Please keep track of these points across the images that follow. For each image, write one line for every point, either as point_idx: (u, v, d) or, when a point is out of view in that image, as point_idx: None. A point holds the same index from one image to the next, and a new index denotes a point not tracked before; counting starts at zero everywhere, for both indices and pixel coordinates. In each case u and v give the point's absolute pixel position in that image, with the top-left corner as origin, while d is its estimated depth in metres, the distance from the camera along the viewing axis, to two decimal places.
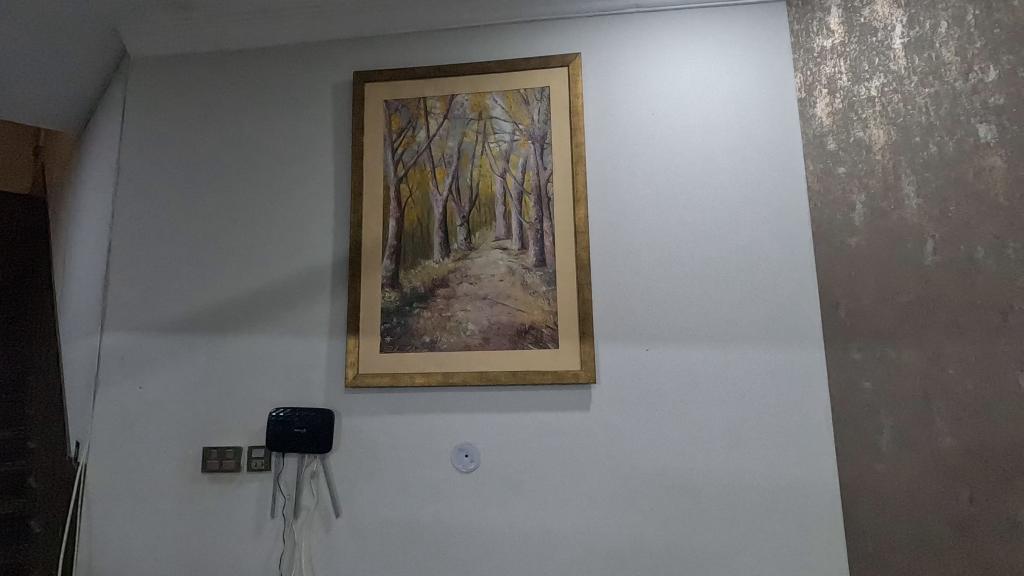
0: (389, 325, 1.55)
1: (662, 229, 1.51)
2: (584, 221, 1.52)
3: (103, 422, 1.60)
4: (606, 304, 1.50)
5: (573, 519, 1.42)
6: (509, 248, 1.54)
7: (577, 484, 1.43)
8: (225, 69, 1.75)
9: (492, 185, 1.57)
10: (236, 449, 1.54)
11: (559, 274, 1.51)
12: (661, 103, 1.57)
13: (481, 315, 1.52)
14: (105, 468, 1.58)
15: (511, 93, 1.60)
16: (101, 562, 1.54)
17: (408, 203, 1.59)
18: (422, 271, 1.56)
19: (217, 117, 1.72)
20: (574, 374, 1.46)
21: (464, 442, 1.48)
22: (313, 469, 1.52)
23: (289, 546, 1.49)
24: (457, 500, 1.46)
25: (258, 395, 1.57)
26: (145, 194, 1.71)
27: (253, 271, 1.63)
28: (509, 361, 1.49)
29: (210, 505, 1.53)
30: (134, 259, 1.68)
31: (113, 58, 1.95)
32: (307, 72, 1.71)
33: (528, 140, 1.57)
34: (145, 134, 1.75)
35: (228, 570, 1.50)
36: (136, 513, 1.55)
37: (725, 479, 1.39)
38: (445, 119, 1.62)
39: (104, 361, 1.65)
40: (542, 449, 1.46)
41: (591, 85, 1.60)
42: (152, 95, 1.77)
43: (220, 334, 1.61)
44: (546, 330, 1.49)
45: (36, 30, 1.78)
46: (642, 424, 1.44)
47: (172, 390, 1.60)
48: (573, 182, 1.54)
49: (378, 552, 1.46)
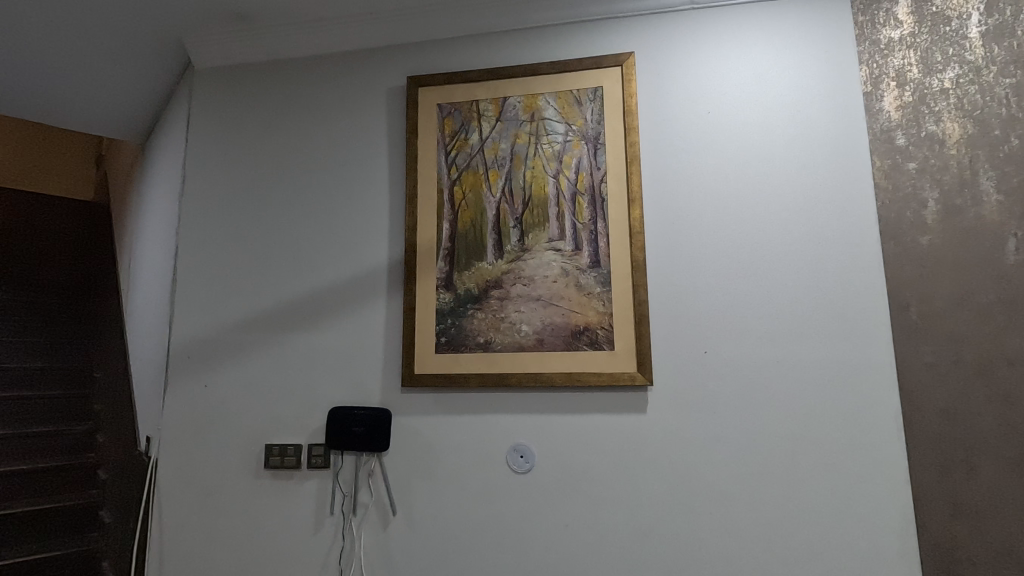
0: (444, 326, 1.56)
1: (721, 229, 1.48)
2: (639, 221, 1.50)
3: (173, 419, 1.68)
4: (662, 305, 1.48)
5: (630, 522, 1.40)
6: (562, 250, 1.54)
7: (633, 487, 1.42)
8: (284, 77, 1.80)
9: (545, 186, 1.57)
10: (297, 446, 1.59)
11: (614, 275, 1.50)
12: (719, 101, 1.54)
13: (535, 316, 1.53)
14: (174, 462, 1.66)
15: (564, 93, 1.60)
16: (171, 552, 1.61)
17: (461, 205, 1.61)
18: (476, 272, 1.58)
19: (276, 124, 1.78)
20: (629, 376, 1.44)
21: (519, 442, 1.49)
22: (370, 468, 1.55)
23: (348, 542, 1.52)
24: (512, 500, 1.46)
25: (317, 394, 1.61)
26: (209, 199, 1.78)
27: (310, 272, 1.68)
28: (564, 363, 1.48)
29: (272, 500, 1.58)
30: (200, 261, 1.75)
31: (178, 69, 2.03)
32: (361, 78, 1.75)
33: (582, 141, 1.57)
34: (209, 141, 1.81)
35: (288, 562, 1.55)
36: (203, 507, 1.62)
37: (788, 486, 1.35)
38: (498, 122, 1.63)
39: (173, 360, 1.72)
40: (598, 451, 1.45)
41: (644, 85, 1.58)
42: (216, 103, 1.84)
43: (280, 335, 1.66)
44: (601, 332, 1.48)
45: (109, 44, 1.87)
46: (702, 427, 1.41)
47: (235, 388, 1.66)
48: (628, 182, 1.52)
49: (434, 551, 1.48)
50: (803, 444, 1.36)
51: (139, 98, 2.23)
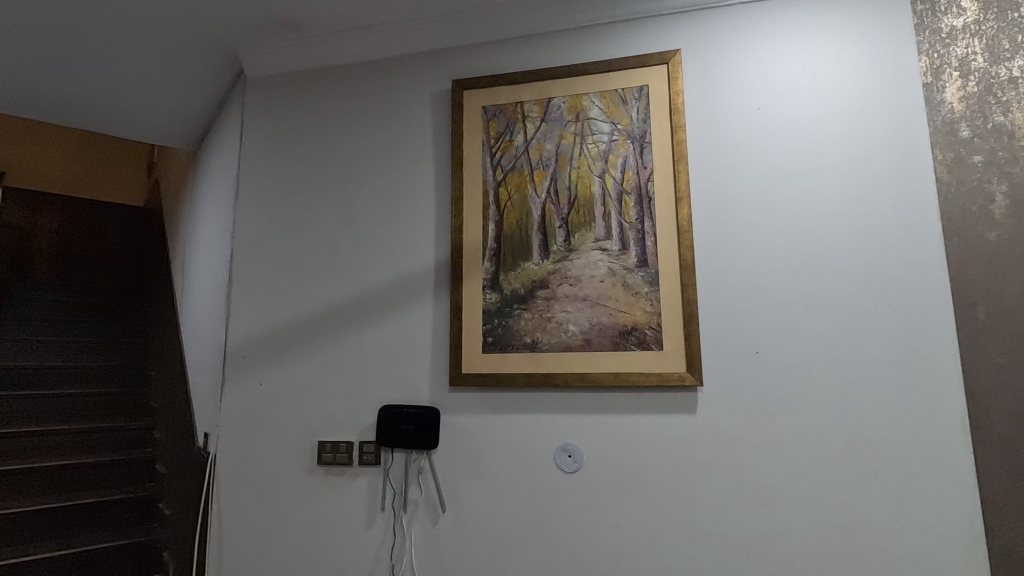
0: (491, 326, 1.58)
1: (773, 226, 1.45)
2: (688, 219, 1.49)
3: (231, 415, 1.75)
4: (712, 304, 1.46)
5: (682, 524, 1.39)
6: (609, 249, 1.54)
7: (684, 488, 1.40)
8: (332, 85, 1.85)
9: (591, 186, 1.57)
10: (348, 443, 1.63)
11: (662, 274, 1.49)
12: (769, 96, 1.51)
13: (581, 316, 1.53)
14: (232, 456, 1.72)
15: (609, 93, 1.60)
16: (230, 544, 1.67)
17: (507, 206, 1.62)
18: (522, 273, 1.59)
19: (325, 130, 1.83)
20: (679, 376, 1.43)
21: (567, 442, 1.49)
22: (419, 465, 1.58)
23: (399, 538, 1.56)
24: (560, 500, 1.47)
25: (367, 393, 1.65)
26: (262, 204, 1.84)
27: (359, 273, 1.72)
28: (612, 363, 1.48)
29: (325, 495, 1.63)
30: (254, 264, 1.81)
31: (230, 78, 2.12)
32: (407, 83, 1.78)
33: (628, 140, 1.56)
34: (262, 147, 1.88)
35: (341, 556, 1.59)
36: (260, 501, 1.67)
37: (847, 489, 1.32)
38: (543, 123, 1.63)
39: (230, 359, 1.79)
40: (648, 451, 1.44)
41: (691, 82, 1.57)
42: (268, 111, 1.90)
43: (330, 335, 1.71)
44: (650, 332, 1.47)
45: (168, 56, 1.96)
46: (755, 429, 1.39)
47: (288, 387, 1.72)
48: (676, 180, 1.51)
49: (484, 548, 1.49)
50: (862, 446, 1.33)
51: (192, 107, 2.32)
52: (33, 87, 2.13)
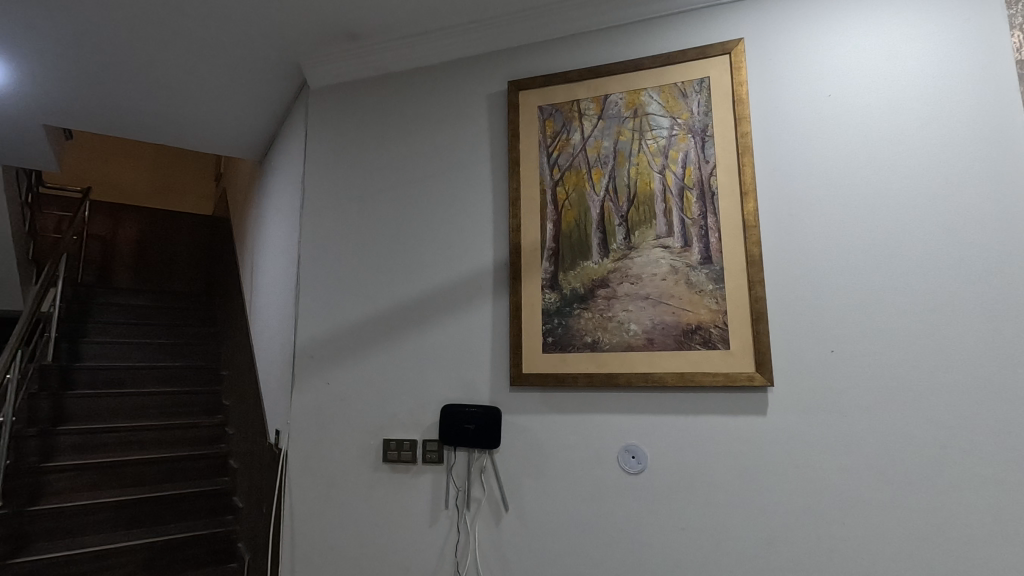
0: (550, 326, 1.58)
1: (847, 220, 1.39)
2: (753, 214, 1.44)
3: (300, 413, 1.82)
4: (782, 301, 1.41)
5: (753, 528, 1.35)
6: (671, 247, 1.50)
7: (754, 491, 1.36)
8: (391, 92, 1.90)
9: (651, 182, 1.54)
10: (411, 442, 1.66)
11: (727, 272, 1.45)
12: (840, 83, 1.44)
13: (643, 315, 1.50)
14: (302, 452, 1.80)
15: (667, 87, 1.56)
16: (302, 536, 1.74)
17: (565, 205, 1.62)
18: (581, 273, 1.58)
19: (384, 136, 1.88)
20: (748, 376, 1.38)
21: (630, 442, 1.47)
22: (481, 464, 1.60)
23: (463, 535, 1.58)
24: (624, 501, 1.45)
25: (429, 392, 1.68)
26: (326, 209, 1.91)
27: (419, 275, 1.75)
28: (676, 362, 1.45)
29: (390, 492, 1.67)
30: (319, 268, 1.89)
31: (293, 89, 2.21)
32: (463, 87, 1.81)
33: (688, 134, 1.53)
34: (325, 155, 1.95)
35: (407, 552, 1.62)
36: (329, 496, 1.74)
37: (934, 496, 1.24)
38: (600, 120, 1.62)
39: (299, 360, 1.87)
40: (716, 453, 1.40)
41: (754, 73, 1.52)
42: (330, 120, 1.97)
43: (393, 336, 1.75)
44: (715, 331, 1.43)
45: (237, 71, 2.06)
46: (831, 431, 1.32)
47: (353, 386, 1.77)
48: (740, 174, 1.46)
49: (546, 548, 1.50)
50: (951, 452, 1.24)
51: (258, 119, 2.44)
52: (116, 105, 2.28)
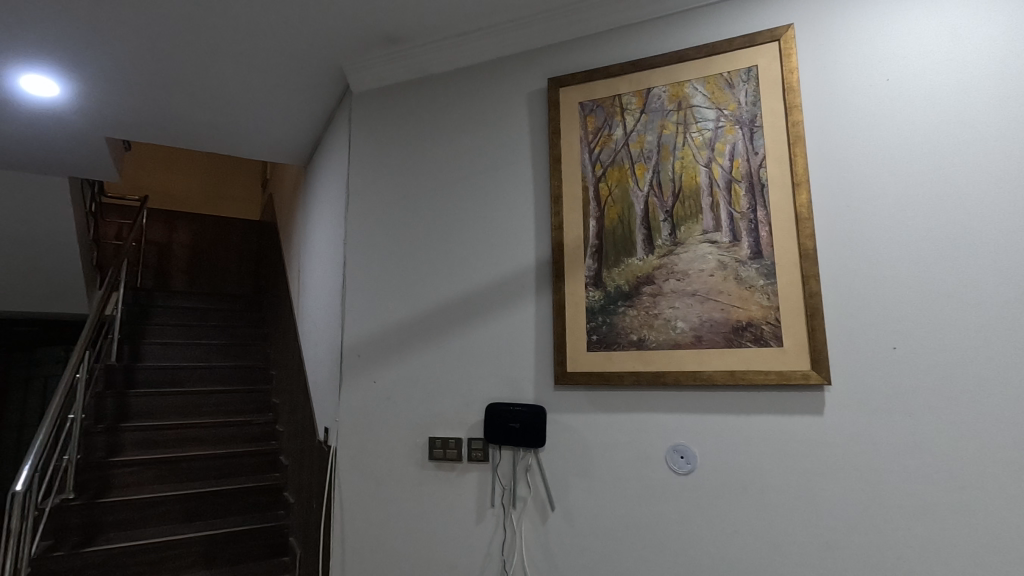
0: (595, 324, 1.56)
1: (908, 209, 1.31)
2: (806, 205, 1.39)
3: (349, 412, 1.87)
4: (839, 296, 1.35)
5: (811, 532, 1.30)
6: (719, 242, 1.46)
7: (812, 494, 1.31)
8: (431, 94, 1.92)
9: (697, 176, 1.51)
10: (457, 440, 1.68)
11: (780, 266, 1.40)
12: (899, 66, 1.37)
13: (690, 312, 1.47)
14: (351, 449, 1.84)
15: (713, 78, 1.52)
16: (352, 531, 1.78)
17: (608, 202, 1.60)
18: (625, 270, 1.55)
19: (425, 137, 1.90)
20: (803, 374, 1.33)
21: (679, 442, 1.44)
22: (527, 463, 1.59)
23: (509, 534, 1.58)
24: (673, 503, 1.42)
25: (473, 391, 1.69)
26: (370, 211, 1.95)
27: (462, 275, 1.77)
28: (726, 360, 1.41)
29: (436, 490, 1.69)
30: (364, 269, 1.93)
31: (336, 95, 2.26)
32: (502, 86, 1.81)
33: (736, 125, 1.48)
34: (368, 158, 1.99)
35: (454, 550, 1.64)
36: (377, 493, 1.77)
37: (1012, 503, 1.16)
38: (643, 114, 1.59)
39: (347, 359, 1.91)
40: (770, 454, 1.36)
41: (805, 58, 1.46)
42: (373, 123, 2.01)
43: (437, 336, 1.77)
44: (767, 327, 1.38)
45: (282, 79, 2.12)
46: (894, 432, 1.26)
47: (399, 384, 1.80)
48: (792, 165, 1.41)
49: (594, 548, 1.48)
50: None
51: (303, 125, 2.51)
52: (171, 116, 2.38)
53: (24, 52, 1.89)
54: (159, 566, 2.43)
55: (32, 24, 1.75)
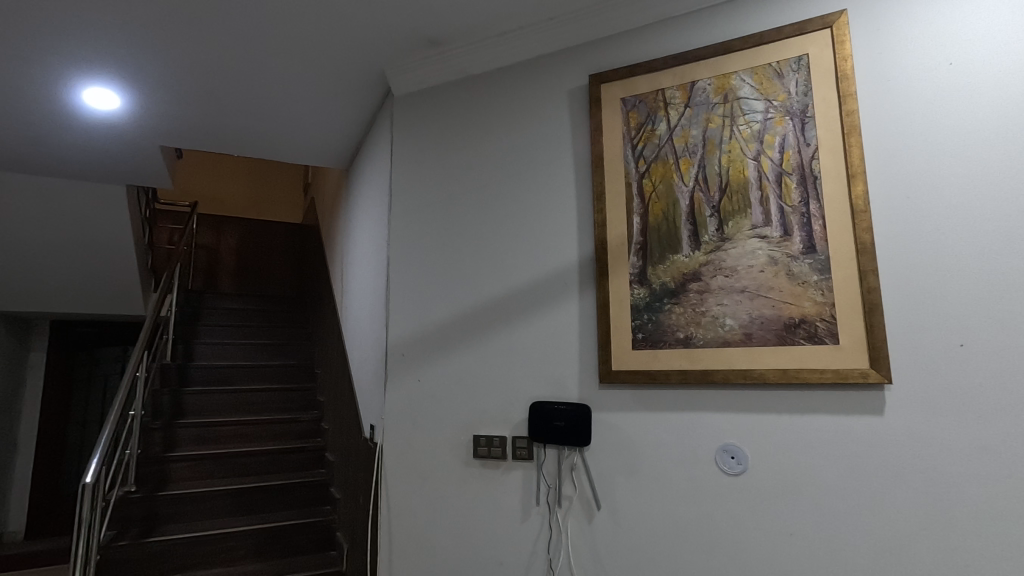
0: (640, 322, 1.54)
1: (975, 199, 1.25)
2: (863, 197, 1.34)
3: (394, 409, 1.90)
4: (900, 291, 1.29)
5: (871, 536, 1.25)
6: (769, 237, 1.42)
7: (873, 497, 1.26)
8: (472, 94, 1.94)
9: (745, 170, 1.47)
10: (501, 438, 1.68)
11: (835, 261, 1.35)
12: (962, 50, 1.31)
13: (739, 309, 1.43)
14: (397, 446, 1.87)
15: (761, 68, 1.49)
16: (398, 527, 1.81)
17: (652, 198, 1.58)
18: (671, 266, 1.53)
19: (466, 138, 1.91)
20: (861, 373, 1.28)
21: (729, 443, 1.41)
22: (572, 462, 1.59)
23: (555, 532, 1.58)
24: (723, 504, 1.39)
25: (517, 389, 1.69)
26: (413, 212, 1.98)
27: (504, 275, 1.77)
28: (778, 358, 1.37)
29: (481, 487, 1.70)
30: (408, 269, 1.96)
31: (378, 98, 2.30)
32: (543, 84, 1.81)
33: (786, 117, 1.44)
34: (410, 159, 2.02)
35: (500, 547, 1.64)
36: (422, 489, 1.79)
37: None
38: (687, 108, 1.56)
39: (392, 358, 1.95)
40: (825, 455, 1.31)
41: (860, 44, 1.41)
42: (415, 125, 2.03)
43: (480, 335, 1.78)
44: (822, 324, 1.34)
45: (326, 85, 2.17)
46: (962, 433, 1.20)
47: (443, 383, 1.82)
48: (846, 156, 1.37)
49: (641, 549, 1.47)
50: None
51: (346, 130, 2.57)
52: (221, 124, 2.47)
53: (88, 65, 1.99)
54: (215, 556, 2.52)
55: (94, 39, 1.84)
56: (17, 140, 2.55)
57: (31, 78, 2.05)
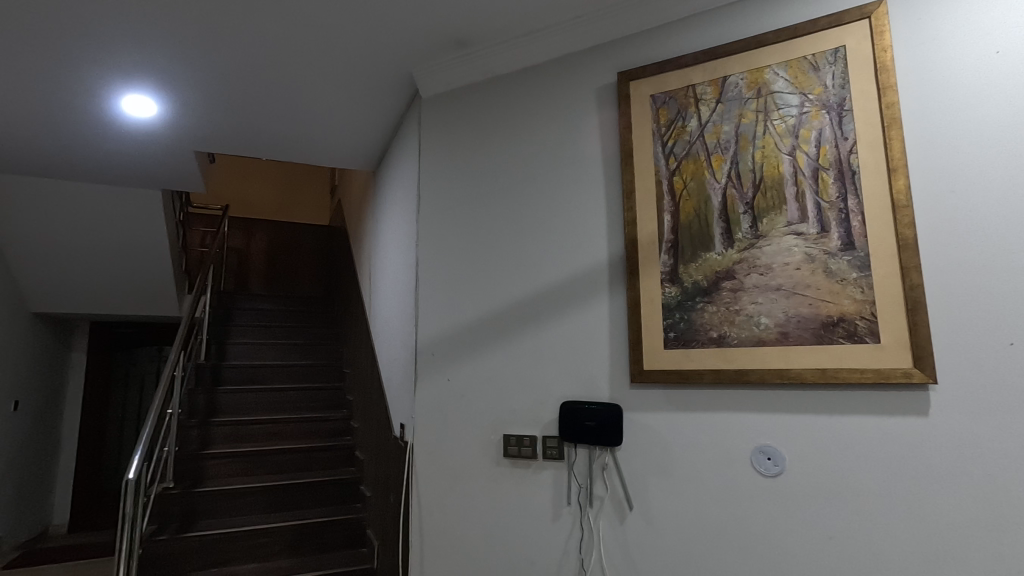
0: (672, 321, 1.52)
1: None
2: (904, 192, 1.30)
3: (424, 409, 1.92)
4: (945, 289, 1.25)
5: (915, 540, 1.22)
6: (805, 233, 1.39)
7: (918, 500, 1.22)
8: (499, 94, 1.94)
9: (779, 166, 1.44)
10: (531, 438, 1.68)
11: (875, 258, 1.31)
12: (1010, 37, 1.26)
13: (775, 308, 1.41)
14: (428, 445, 1.89)
15: (796, 62, 1.45)
16: (430, 525, 1.83)
17: (683, 195, 1.56)
18: (703, 265, 1.51)
19: (493, 138, 1.92)
20: (904, 373, 1.25)
21: (765, 443, 1.38)
22: (604, 462, 1.58)
23: (587, 532, 1.57)
24: (760, 505, 1.37)
25: (547, 388, 1.69)
26: (441, 213, 1.99)
27: (533, 274, 1.77)
28: (816, 358, 1.34)
29: (512, 487, 1.70)
30: (437, 269, 1.97)
31: (405, 100, 2.32)
32: (571, 82, 1.80)
33: (822, 110, 1.41)
34: (438, 160, 2.03)
35: (531, 547, 1.64)
36: (453, 488, 1.80)
37: None
38: (719, 103, 1.54)
39: (421, 358, 1.96)
40: (866, 457, 1.28)
41: (900, 34, 1.37)
42: (443, 126, 2.05)
43: (509, 334, 1.78)
44: (862, 323, 1.31)
45: (355, 88, 2.20)
46: (1014, 436, 1.15)
47: (473, 382, 1.83)
48: (887, 149, 1.33)
49: (675, 550, 1.45)
50: None
51: (374, 132, 2.60)
52: (253, 129, 2.52)
53: (128, 72, 2.04)
54: (250, 552, 2.58)
55: (134, 47, 1.89)
56: (60, 147, 2.64)
57: (74, 88, 2.12)
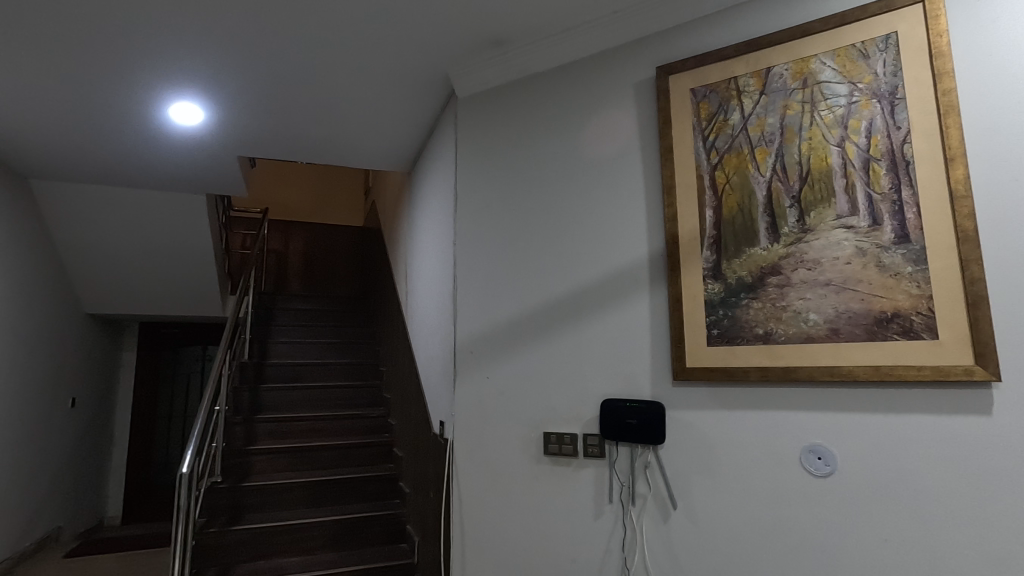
0: (715, 318, 1.50)
1: None
2: (963, 181, 1.25)
3: (463, 407, 1.93)
4: (1010, 282, 1.19)
5: (978, 544, 1.17)
6: (855, 227, 1.35)
7: (981, 502, 1.17)
8: (535, 92, 1.94)
9: (828, 157, 1.40)
10: (572, 435, 1.68)
11: (932, 251, 1.26)
12: None
13: (824, 304, 1.37)
14: (467, 442, 1.90)
15: (844, 50, 1.41)
16: (471, 521, 1.85)
17: (725, 190, 1.53)
18: (748, 260, 1.48)
19: (530, 136, 1.92)
20: (965, 370, 1.20)
21: (815, 442, 1.35)
22: (646, 460, 1.57)
23: (630, 531, 1.56)
24: (810, 505, 1.34)
25: (587, 386, 1.69)
26: (479, 212, 2.00)
27: (572, 272, 1.77)
28: (869, 355, 1.30)
29: (553, 484, 1.70)
30: (475, 268, 1.99)
31: (441, 101, 2.34)
32: (608, 78, 1.79)
33: (873, 99, 1.36)
34: (475, 160, 2.04)
35: (573, 544, 1.64)
36: (493, 485, 1.82)
37: None
38: (762, 95, 1.51)
39: (460, 356, 1.98)
40: (925, 457, 1.23)
41: (957, 18, 1.31)
42: (479, 126, 2.06)
43: (548, 332, 1.78)
44: (918, 318, 1.26)
45: (392, 91, 2.24)
46: None
47: (512, 380, 1.83)
48: (943, 138, 1.28)
49: (721, 550, 1.43)
50: None
51: (409, 134, 2.63)
52: (293, 133, 2.59)
53: (176, 81, 2.12)
54: (295, 545, 2.65)
55: (183, 56, 1.96)
56: (114, 155, 2.77)
57: (127, 97, 2.22)
